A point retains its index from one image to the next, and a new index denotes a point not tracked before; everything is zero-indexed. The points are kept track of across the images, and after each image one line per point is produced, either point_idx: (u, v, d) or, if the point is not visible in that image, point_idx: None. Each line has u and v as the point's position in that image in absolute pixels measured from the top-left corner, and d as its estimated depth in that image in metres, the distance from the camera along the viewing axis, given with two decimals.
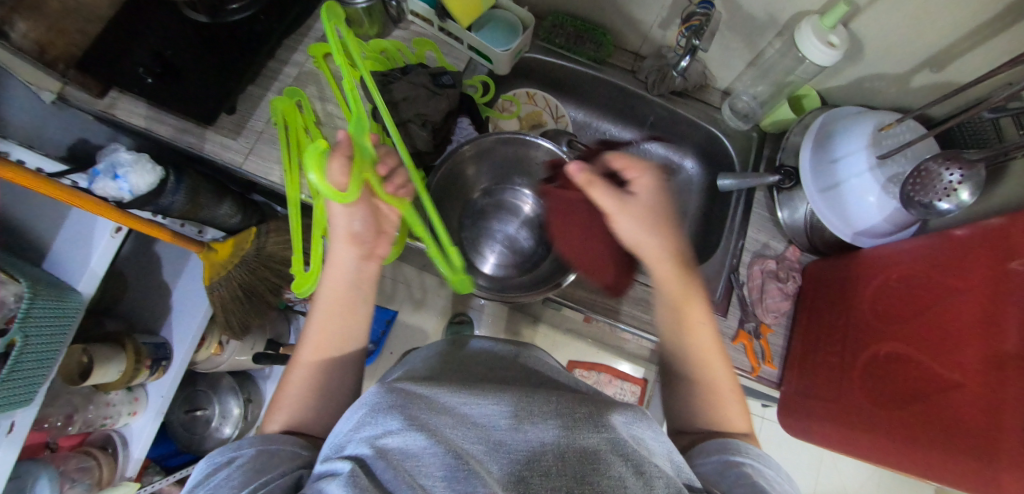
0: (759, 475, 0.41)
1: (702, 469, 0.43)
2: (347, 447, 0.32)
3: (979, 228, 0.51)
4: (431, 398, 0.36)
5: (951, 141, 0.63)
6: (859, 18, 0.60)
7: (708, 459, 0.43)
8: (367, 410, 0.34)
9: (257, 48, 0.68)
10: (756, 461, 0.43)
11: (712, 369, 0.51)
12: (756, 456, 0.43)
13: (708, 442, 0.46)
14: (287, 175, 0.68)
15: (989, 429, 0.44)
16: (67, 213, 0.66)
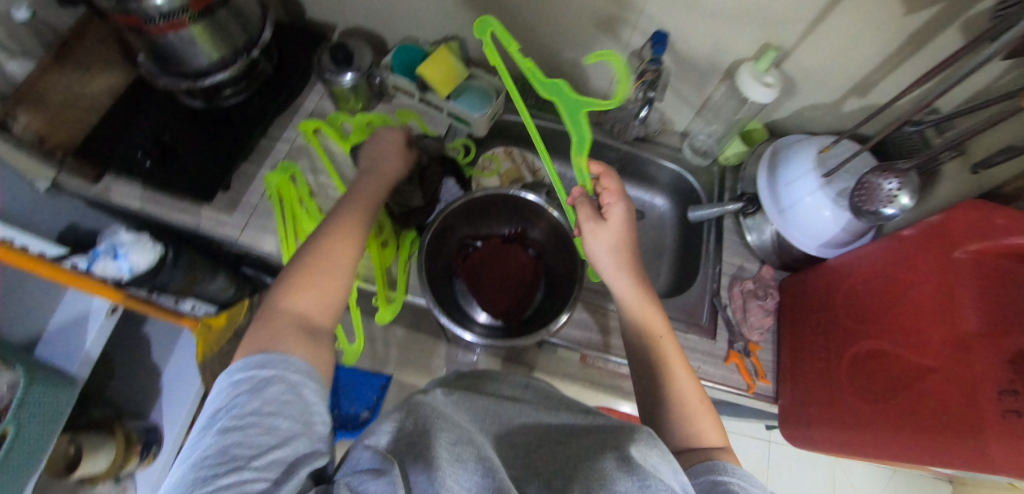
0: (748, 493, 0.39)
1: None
2: (371, 452, 0.36)
3: (922, 227, 0.57)
4: (445, 410, 0.40)
5: (886, 154, 0.71)
6: (789, 59, 0.69)
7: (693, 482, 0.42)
8: (393, 423, 0.38)
9: (252, 127, 0.72)
10: (743, 480, 0.40)
11: (685, 390, 0.51)
12: (742, 474, 0.41)
13: (696, 465, 0.44)
14: (285, 245, 0.71)
15: (968, 404, 0.47)
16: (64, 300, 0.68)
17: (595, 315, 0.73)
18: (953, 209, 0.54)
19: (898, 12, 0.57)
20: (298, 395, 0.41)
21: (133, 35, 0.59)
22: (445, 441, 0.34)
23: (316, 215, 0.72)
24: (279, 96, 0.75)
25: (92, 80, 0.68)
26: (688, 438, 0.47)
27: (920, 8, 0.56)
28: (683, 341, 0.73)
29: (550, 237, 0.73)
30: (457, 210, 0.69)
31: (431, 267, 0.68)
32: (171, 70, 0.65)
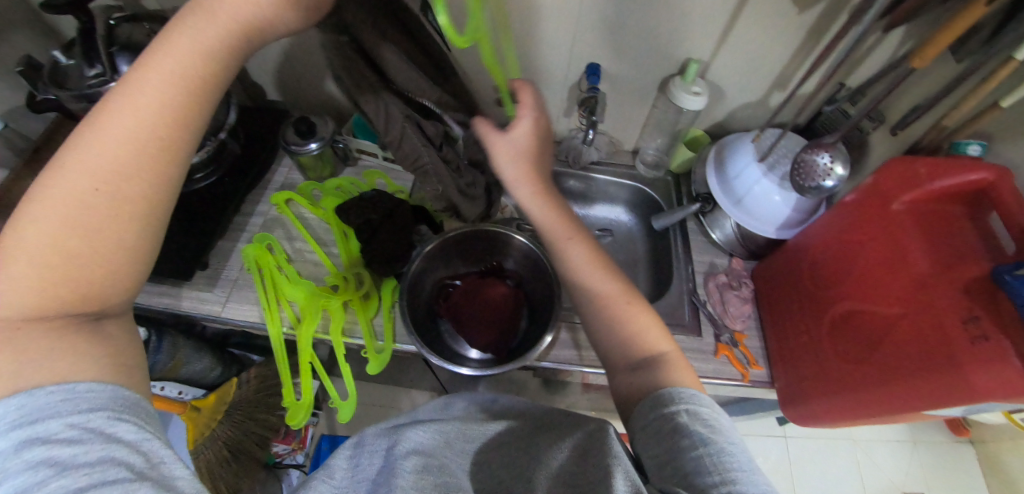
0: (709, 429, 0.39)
1: (641, 447, 0.42)
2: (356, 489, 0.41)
3: (862, 190, 0.61)
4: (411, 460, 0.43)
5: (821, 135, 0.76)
6: (711, 69, 0.76)
7: (643, 424, 0.43)
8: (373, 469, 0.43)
9: (225, 206, 0.76)
10: (692, 405, 0.42)
11: (634, 325, 0.50)
12: (690, 397, 0.42)
13: (642, 402, 0.44)
14: (267, 312, 0.72)
15: (941, 340, 0.50)
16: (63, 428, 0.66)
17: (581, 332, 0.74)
18: (880, 168, 0.59)
19: (792, 10, 0.65)
20: (127, 436, 0.34)
21: None
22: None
23: (295, 280, 0.73)
24: (247, 175, 0.79)
25: None
26: (630, 375, 0.48)
27: (809, 4, 0.64)
28: None
29: (524, 265, 0.76)
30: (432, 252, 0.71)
31: (414, 309, 0.69)
32: None
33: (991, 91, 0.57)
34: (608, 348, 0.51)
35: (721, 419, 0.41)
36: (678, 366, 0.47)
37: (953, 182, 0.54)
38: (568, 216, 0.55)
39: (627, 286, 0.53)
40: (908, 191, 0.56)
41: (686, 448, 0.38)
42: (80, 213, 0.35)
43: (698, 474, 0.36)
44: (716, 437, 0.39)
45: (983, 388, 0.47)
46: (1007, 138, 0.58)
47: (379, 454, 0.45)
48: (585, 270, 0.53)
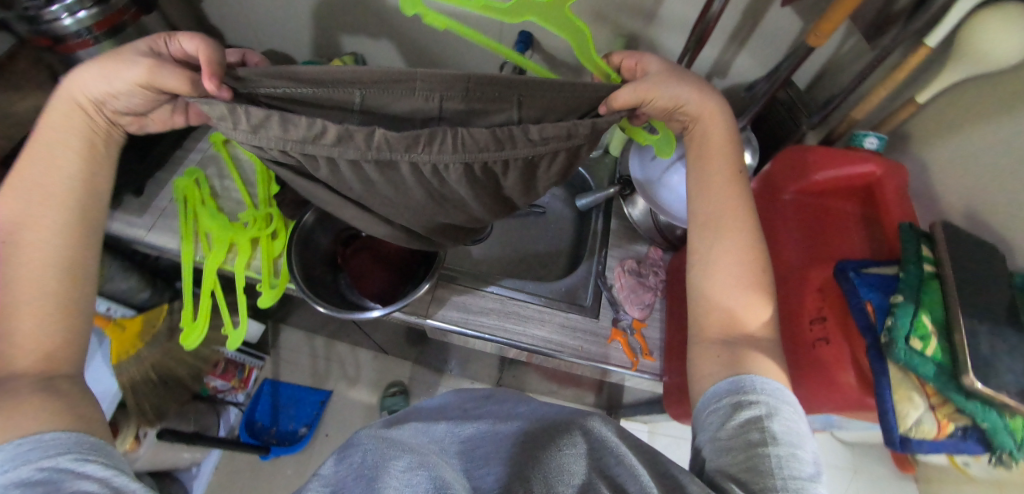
0: (773, 413, 0.37)
1: (707, 430, 0.39)
2: (354, 466, 0.38)
3: (761, 178, 0.56)
4: (409, 443, 0.40)
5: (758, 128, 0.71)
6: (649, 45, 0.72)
7: (716, 409, 0.39)
8: (369, 450, 0.39)
9: (160, 139, 0.81)
10: (772, 401, 0.38)
11: (736, 302, 0.44)
12: (773, 392, 0.38)
13: (717, 385, 0.41)
14: (181, 241, 0.75)
15: (789, 340, 0.46)
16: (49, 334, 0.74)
17: (474, 298, 0.73)
18: (777, 155, 0.53)
19: None
20: (95, 474, 0.33)
21: (53, 57, 0.73)
22: (396, 470, 0.36)
23: (213, 214, 0.77)
24: None
25: (19, 100, 0.75)
26: (726, 346, 0.43)
27: None
28: (565, 322, 0.72)
29: None
30: None
31: (311, 255, 0.71)
32: None
33: (911, 83, 0.51)
34: (702, 316, 0.45)
35: (800, 424, 0.37)
36: (772, 360, 0.42)
37: (838, 175, 0.49)
38: (728, 159, 0.49)
39: (756, 253, 0.46)
40: (795, 182, 0.51)
41: (751, 443, 0.35)
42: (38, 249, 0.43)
43: (756, 477, 0.33)
44: (791, 444, 0.35)
45: (816, 395, 0.43)
46: (924, 138, 0.52)
47: (374, 457, 0.38)
48: (703, 229, 0.47)
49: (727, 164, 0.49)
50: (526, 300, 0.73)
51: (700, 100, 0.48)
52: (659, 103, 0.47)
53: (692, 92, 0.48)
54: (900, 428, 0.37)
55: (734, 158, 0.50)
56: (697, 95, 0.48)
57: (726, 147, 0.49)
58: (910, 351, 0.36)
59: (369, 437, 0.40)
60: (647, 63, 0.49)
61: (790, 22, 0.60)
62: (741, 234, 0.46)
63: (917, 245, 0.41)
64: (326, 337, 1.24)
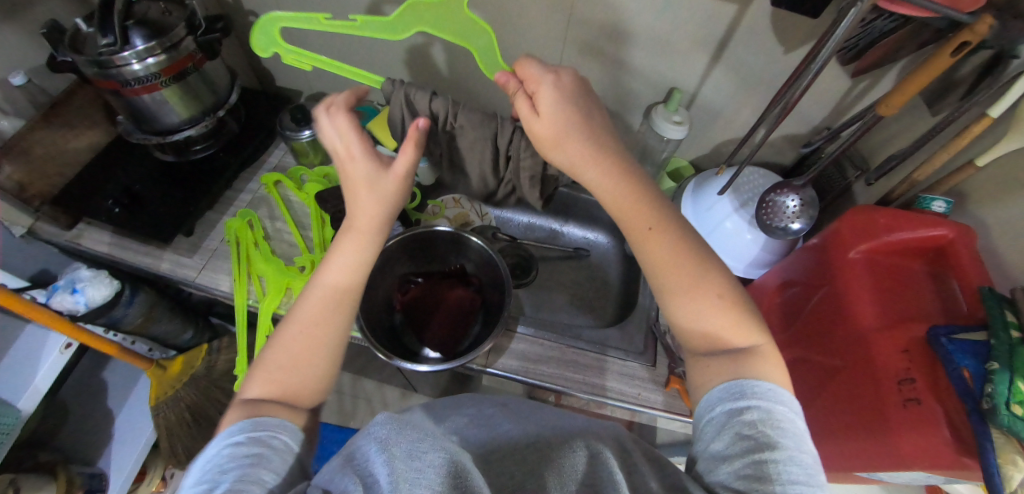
0: (771, 417, 0.37)
1: (706, 442, 0.39)
2: (368, 461, 0.36)
3: (825, 234, 0.59)
4: (426, 430, 0.38)
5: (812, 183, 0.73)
6: (699, 98, 0.76)
7: (712, 418, 0.40)
8: (382, 440, 0.37)
9: (215, 180, 0.79)
10: (766, 403, 0.38)
11: (711, 327, 0.44)
12: (768, 393, 0.38)
13: (710, 393, 0.41)
14: (235, 283, 0.74)
15: (875, 399, 0.48)
16: (58, 355, 0.74)
17: (534, 346, 0.76)
18: (843, 215, 0.56)
19: (779, 50, 0.64)
20: (277, 444, 0.40)
21: (114, 98, 0.69)
22: (418, 464, 0.34)
23: (268, 257, 0.76)
24: (244, 151, 0.83)
25: (75, 138, 0.75)
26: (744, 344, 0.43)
27: (796, 46, 0.62)
28: (622, 370, 0.75)
29: (484, 268, 0.79)
30: (393, 247, 0.75)
31: (368, 302, 0.73)
32: (145, 128, 0.74)
33: (968, 147, 0.54)
34: (686, 339, 0.46)
35: (798, 425, 0.37)
36: (771, 359, 0.42)
37: (908, 236, 0.52)
38: (646, 213, 0.48)
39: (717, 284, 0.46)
40: (865, 241, 0.53)
41: (745, 449, 0.36)
42: (309, 321, 0.48)
43: (754, 483, 0.34)
44: (786, 444, 0.35)
45: (907, 454, 0.44)
46: (979, 199, 0.54)
47: (372, 445, 0.37)
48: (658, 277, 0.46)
49: (658, 207, 0.49)
50: (579, 347, 0.76)
51: (582, 145, 0.49)
52: (525, 108, 0.51)
53: (586, 160, 0.49)
54: (1005, 488, 0.37)
55: (650, 192, 0.49)
56: (592, 166, 0.49)
57: (633, 188, 0.49)
58: (1013, 416, 0.37)
59: (377, 422, 0.38)
60: (542, 97, 0.49)
61: (840, 85, 0.63)
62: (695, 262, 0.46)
63: (1001, 310, 0.42)
64: (352, 374, 1.22)
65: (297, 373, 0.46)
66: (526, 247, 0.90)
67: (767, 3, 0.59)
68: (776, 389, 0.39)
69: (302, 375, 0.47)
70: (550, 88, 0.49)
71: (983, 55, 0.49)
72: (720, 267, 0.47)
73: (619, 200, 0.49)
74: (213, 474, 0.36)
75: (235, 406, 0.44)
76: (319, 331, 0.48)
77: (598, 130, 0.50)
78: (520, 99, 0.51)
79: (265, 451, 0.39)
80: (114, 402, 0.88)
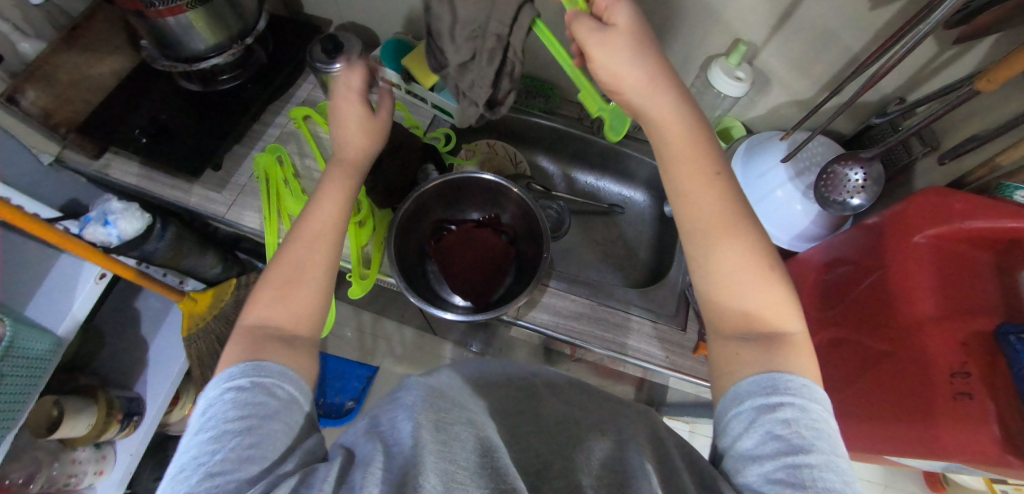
0: (805, 418, 0.36)
1: (732, 435, 0.38)
2: (392, 427, 0.36)
3: (888, 214, 0.56)
4: (455, 403, 0.38)
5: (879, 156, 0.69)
6: (762, 54, 0.70)
7: (740, 412, 0.38)
8: (408, 408, 0.37)
9: (242, 112, 0.76)
10: (801, 401, 0.37)
11: (754, 302, 0.43)
12: (802, 390, 0.37)
13: (737, 385, 0.40)
14: (265, 221, 0.73)
15: (921, 389, 0.48)
16: (92, 284, 0.75)
17: (564, 302, 0.76)
18: (910, 197, 0.53)
19: (865, 7, 0.58)
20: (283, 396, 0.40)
21: (138, 20, 0.64)
22: (444, 438, 0.34)
23: (298, 196, 0.74)
24: (271, 83, 0.78)
25: (98, 63, 0.72)
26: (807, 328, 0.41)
27: (885, 2, 0.56)
28: (650, 332, 0.75)
29: (519, 221, 0.77)
30: (429, 193, 0.72)
31: (401, 247, 0.71)
32: (170, 54, 0.70)
33: None
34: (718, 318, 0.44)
35: (830, 425, 0.36)
36: (804, 351, 0.41)
37: (985, 225, 0.49)
38: (711, 159, 0.47)
39: (758, 250, 0.44)
40: (934, 226, 0.51)
41: (777, 451, 0.35)
42: (313, 234, 0.51)
43: (786, 487, 0.33)
44: (822, 449, 0.34)
45: (948, 445, 0.45)
46: None
47: (399, 412, 0.37)
48: (697, 250, 0.45)
49: (704, 165, 0.46)
50: (610, 307, 0.76)
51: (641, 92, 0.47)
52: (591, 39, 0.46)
53: (642, 81, 0.46)
54: None
55: (694, 148, 0.47)
56: (647, 88, 0.46)
57: (693, 144, 0.47)
58: None
59: (406, 389, 0.39)
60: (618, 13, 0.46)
61: (926, 50, 0.58)
62: (751, 242, 0.44)
63: None
64: (373, 313, 1.24)
65: (294, 299, 0.47)
66: (558, 200, 0.87)
67: None
68: (812, 386, 0.38)
69: (297, 295, 0.47)
70: (628, 19, 0.46)
71: None
72: (756, 237, 0.45)
73: (677, 144, 0.47)
74: (229, 423, 0.36)
75: (239, 333, 0.44)
76: (311, 247, 0.50)
77: (660, 68, 0.47)
78: (587, 22, 0.46)
79: (270, 402, 0.39)
80: (148, 330, 0.90)
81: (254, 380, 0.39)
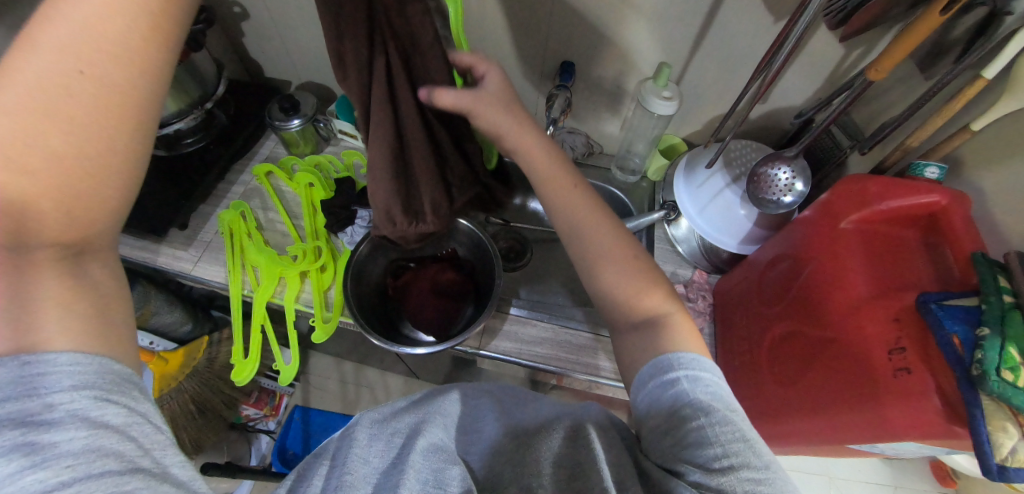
0: (699, 386, 0.38)
1: (643, 420, 0.39)
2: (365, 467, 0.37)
3: (816, 205, 0.57)
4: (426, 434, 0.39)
5: (813, 156, 0.71)
6: (688, 73, 0.74)
7: (646, 397, 0.40)
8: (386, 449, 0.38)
9: (205, 173, 0.80)
10: (692, 372, 0.39)
11: (628, 289, 0.47)
12: (691, 363, 0.39)
13: (640, 374, 0.42)
14: (230, 274, 0.75)
15: (865, 372, 0.47)
16: None
17: (527, 328, 0.76)
18: (834, 186, 0.55)
19: (769, 19, 0.62)
20: (113, 419, 0.31)
21: None
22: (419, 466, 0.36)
23: (261, 247, 0.77)
24: (232, 144, 0.84)
25: None
26: None
27: (785, 13, 0.61)
28: (616, 350, 0.74)
29: (476, 251, 0.79)
30: (382, 234, 0.75)
31: (359, 288, 0.73)
32: None
33: (963, 111, 0.52)
34: (610, 311, 0.48)
35: (723, 388, 0.38)
36: (685, 329, 0.44)
37: (901, 205, 0.50)
38: (568, 175, 0.53)
39: (627, 245, 0.50)
40: (855, 211, 0.52)
41: (681, 419, 0.36)
42: (62, 95, 0.34)
43: (698, 449, 0.34)
44: (718, 408, 0.36)
45: (898, 426, 0.44)
46: (975, 164, 0.52)
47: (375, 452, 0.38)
48: (572, 244, 0.51)
49: (563, 168, 0.53)
50: (575, 328, 0.76)
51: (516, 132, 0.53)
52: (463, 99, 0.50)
53: (512, 127, 0.52)
54: (997, 457, 0.37)
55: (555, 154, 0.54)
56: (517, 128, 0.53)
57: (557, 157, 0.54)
58: (1003, 382, 0.36)
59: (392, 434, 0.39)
60: (489, 74, 0.53)
61: (832, 51, 0.61)
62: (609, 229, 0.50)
63: (994, 275, 0.41)
64: (355, 362, 1.23)
65: (65, 179, 0.35)
66: (519, 230, 0.90)
67: None
68: (704, 359, 0.40)
69: (36, 160, 0.34)
70: (497, 73, 0.53)
71: (978, 13, 0.47)
72: None
73: (544, 167, 0.53)
74: (37, 477, 0.27)
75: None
76: (49, 111, 0.34)
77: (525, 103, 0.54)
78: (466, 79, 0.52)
79: (97, 439, 0.30)
80: None
81: (47, 404, 0.30)
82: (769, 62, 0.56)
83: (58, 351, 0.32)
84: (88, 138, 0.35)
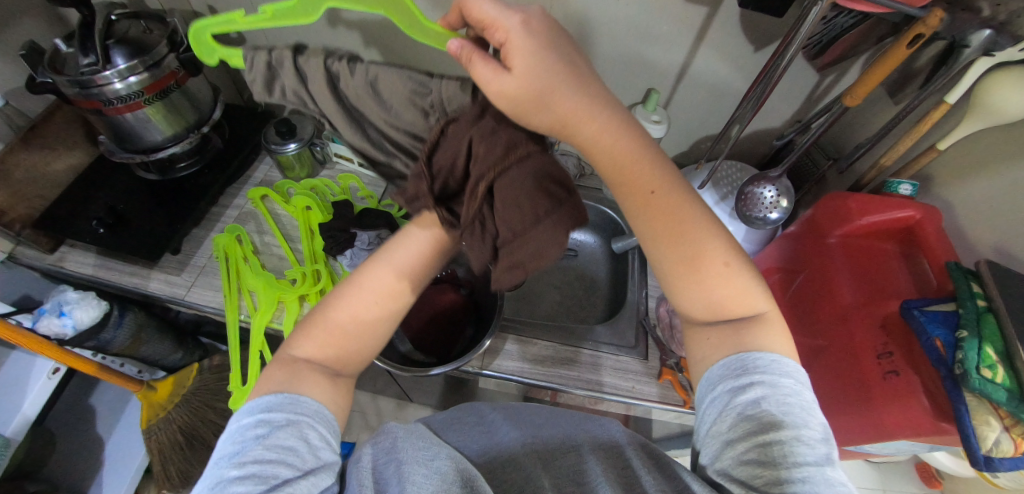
0: (775, 396, 0.37)
1: (708, 421, 0.40)
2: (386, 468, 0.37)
3: (803, 221, 0.62)
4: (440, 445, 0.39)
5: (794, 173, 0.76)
6: (675, 97, 0.78)
7: (715, 397, 0.40)
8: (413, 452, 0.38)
9: (200, 197, 0.79)
10: (771, 378, 0.38)
11: (717, 294, 0.44)
12: (771, 369, 0.39)
13: (716, 370, 0.42)
14: (226, 298, 0.74)
15: (857, 376, 0.51)
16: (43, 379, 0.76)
17: (529, 346, 0.77)
18: (817, 202, 0.59)
19: (749, 49, 0.67)
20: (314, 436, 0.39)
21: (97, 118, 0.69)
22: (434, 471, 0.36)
23: (257, 270, 0.76)
24: (227, 167, 0.83)
25: (56, 159, 0.76)
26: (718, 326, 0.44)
27: (765, 44, 0.66)
28: (615, 365, 0.76)
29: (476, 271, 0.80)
30: None
31: None
32: (128, 147, 0.74)
33: (928, 132, 0.57)
34: (687, 312, 0.46)
35: (803, 396, 0.38)
36: (778, 331, 0.42)
37: (881, 219, 0.54)
38: (650, 177, 0.44)
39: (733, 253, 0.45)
40: (840, 226, 0.56)
41: (748, 433, 0.36)
42: (379, 301, 0.49)
43: (756, 468, 0.35)
44: (792, 424, 0.36)
45: (890, 424, 0.47)
46: (945, 180, 0.57)
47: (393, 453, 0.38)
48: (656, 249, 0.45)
49: (664, 168, 0.45)
50: (574, 346, 0.78)
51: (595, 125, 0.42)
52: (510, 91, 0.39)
53: (583, 117, 0.41)
54: (982, 448, 0.40)
55: (652, 152, 0.45)
56: (594, 113, 0.42)
57: (643, 148, 0.44)
58: (983, 379, 0.39)
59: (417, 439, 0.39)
60: (516, 50, 0.39)
61: (809, 77, 0.66)
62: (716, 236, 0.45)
63: (967, 281, 0.45)
64: None
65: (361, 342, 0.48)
66: None
67: (733, 7, 0.62)
68: (786, 361, 0.39)
69: (352, 340, 0.48)
70: (521, 36, 0.39)
71: (937, 46, 0.51)
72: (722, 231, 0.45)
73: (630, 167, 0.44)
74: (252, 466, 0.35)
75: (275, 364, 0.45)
76: (375, 317, 0.49)
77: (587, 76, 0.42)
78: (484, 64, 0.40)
79: (299, 447, 0.37)
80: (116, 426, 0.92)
81: (288, 419, 0.39)
82: (752, 91, 0.61)
83: (303, 393, 0.42)
84: (380, 321, 0.49)
